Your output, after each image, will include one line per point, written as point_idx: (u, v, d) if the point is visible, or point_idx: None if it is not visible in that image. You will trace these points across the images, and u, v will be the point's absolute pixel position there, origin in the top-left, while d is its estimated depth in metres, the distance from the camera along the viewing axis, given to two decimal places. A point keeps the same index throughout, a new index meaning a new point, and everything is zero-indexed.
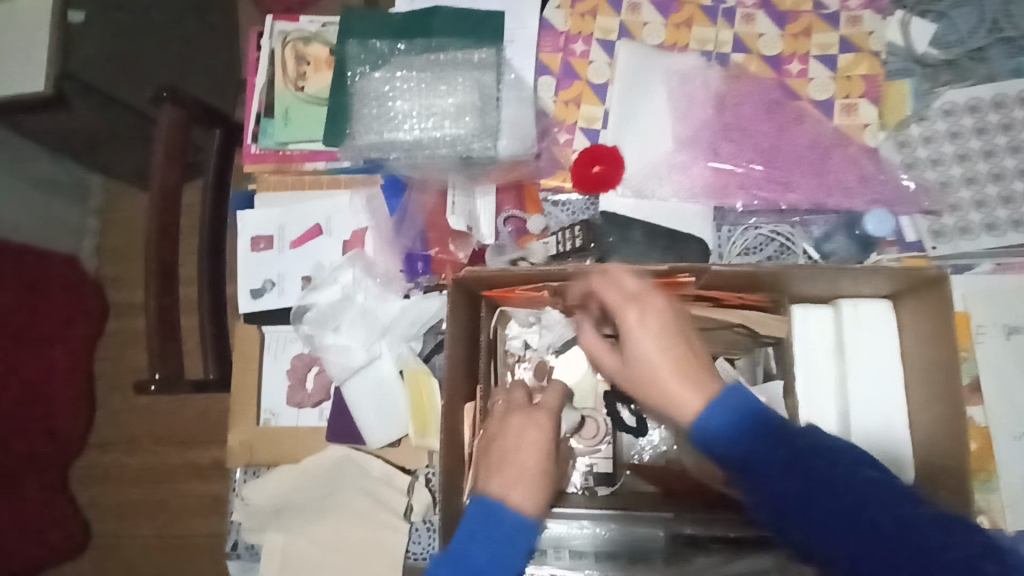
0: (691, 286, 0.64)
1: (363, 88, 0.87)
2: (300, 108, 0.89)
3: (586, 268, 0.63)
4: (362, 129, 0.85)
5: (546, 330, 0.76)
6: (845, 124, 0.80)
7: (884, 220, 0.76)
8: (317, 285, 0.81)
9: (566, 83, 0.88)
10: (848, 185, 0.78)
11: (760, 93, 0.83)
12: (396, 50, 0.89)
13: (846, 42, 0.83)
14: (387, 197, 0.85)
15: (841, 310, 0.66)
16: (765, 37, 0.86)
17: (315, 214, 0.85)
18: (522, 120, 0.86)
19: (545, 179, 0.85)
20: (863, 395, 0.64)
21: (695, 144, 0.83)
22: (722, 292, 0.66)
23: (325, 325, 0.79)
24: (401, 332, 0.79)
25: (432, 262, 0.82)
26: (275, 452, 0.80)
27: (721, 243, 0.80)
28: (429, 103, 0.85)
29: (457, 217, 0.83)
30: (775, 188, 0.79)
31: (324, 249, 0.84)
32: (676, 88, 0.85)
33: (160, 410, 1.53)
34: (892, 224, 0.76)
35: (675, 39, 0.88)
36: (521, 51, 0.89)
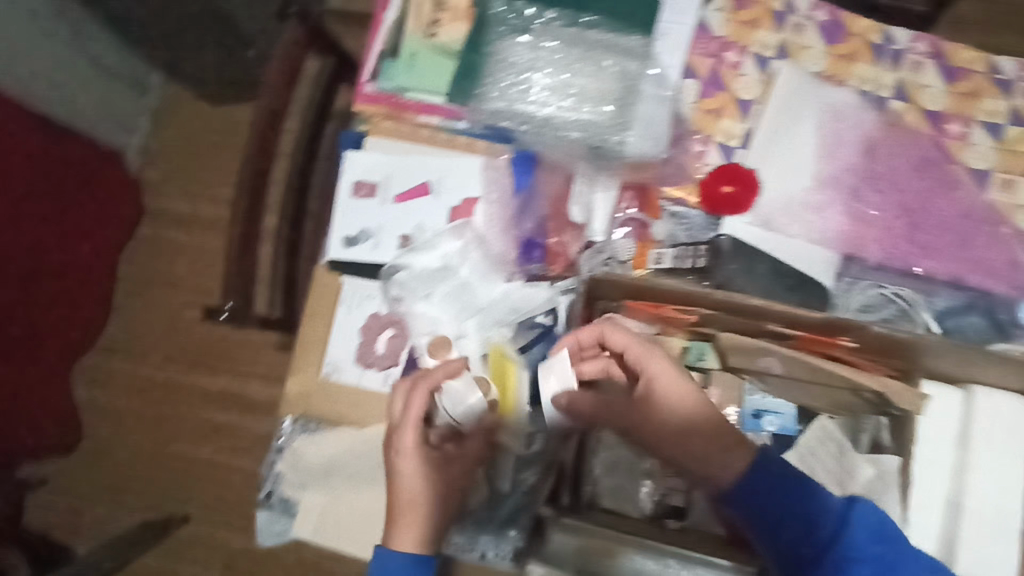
0: (841, 345, 0.63)
1: (502, 51, 0.82)
2: (429, 56, 0.84)
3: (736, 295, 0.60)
4: (494, 93, 0.80)
5: None
6: (1001, 200, 0.76)
7: None
8: (416, 247, 0.75)
9: (710, 92, 0.83)
10: (995, 265, 0.74)
11: (914, 150, 0.79)
12: (544, 17, 0.83)
13: (1015, 115, 0.79)
14: (516, 172, 0.79)
15: (973, 397, 0.64)
16: (930, 90, 0.82)
17: (426, 171, 0.78)
18: (659, 119, 0.81)
19: (669, 188, 0.80)
20: (982, 491, 0.62)
21: (836, 187, 0.78)
22: (863, 359, 0.64)
23: (416, 291, 0.75)
24: (496, 316, 0.73)
25: (547, 251, 0.77)
26: (336, 407, 0.75)
27: (839, 294, 0.76)
28: (570, 84, 0.80)
29: (578, 209, 0.79)
30: (913, 250, 0.75)
31: (428, 211, 0.77)
32: (827, 123, 0.81)
33: (179, 327, 1.47)
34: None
35: (834, 70, 0.83)
36: (672, 47, 0.84)
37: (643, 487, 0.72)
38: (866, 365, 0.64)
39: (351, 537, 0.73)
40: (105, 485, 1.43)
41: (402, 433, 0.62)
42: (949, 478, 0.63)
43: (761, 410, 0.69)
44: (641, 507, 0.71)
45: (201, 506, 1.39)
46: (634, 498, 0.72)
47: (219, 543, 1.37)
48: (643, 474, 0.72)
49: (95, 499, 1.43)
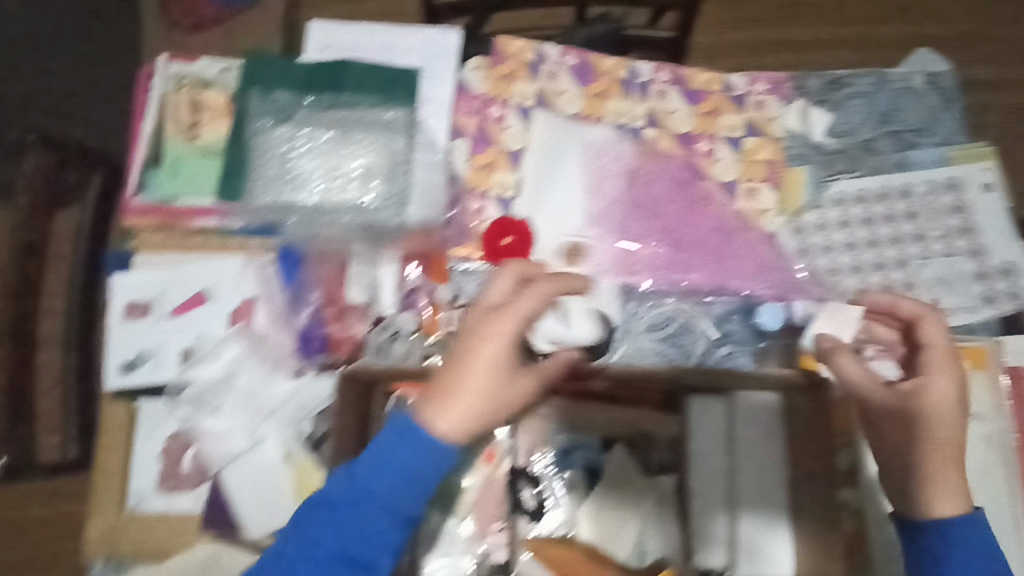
0: None
1: (266, 145, 0.81)
2: (193, 160, 0.82)
3: None
4: (263, 188, 0.80)
5: None
6: (747, 208, 0.83)
7: (777, 312, 0.79)
8: (199, 360, 0.73)
9: (480, 148, 0.86)
10: (747, 270, 0.82)
11: (669, 172, 0.85)
12: (302, 104, 0.83)
13: (752, 126, 0.86)
14: (281, 270, 0.77)
15: (732, 402, 0.70)
16: (677, 114, 0.88)
17: (199, 279, 0.76)
18: (434, 185, 0.84)
19: (454, 249, 0.83)
20: (751, 488, 0.68)
21: (606, 221, 0.83)
22: None
23: (205, 406, 0.73)
24: (290, 415, 0.72)
25: (327, 341, 0.75)
26: (143, 545, 0.71)
27: (628, 319, 0.81)
28: (335, 167, 0.80)
29: (357, 289, 0.78)
30: (679, 268, 0.81)
31: (208, 320, 0.75)
32: (589, 160, 0.85)
33: None
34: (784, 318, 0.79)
35: (592, 109, 0.88)
36: (435, 111, 0.86)
37: (468, 557, 0.70)
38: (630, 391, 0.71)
39: None
40: None
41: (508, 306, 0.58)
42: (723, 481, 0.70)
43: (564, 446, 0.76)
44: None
45: None
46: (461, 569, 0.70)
47: None
48: (465, 543, 0.70)
49: None
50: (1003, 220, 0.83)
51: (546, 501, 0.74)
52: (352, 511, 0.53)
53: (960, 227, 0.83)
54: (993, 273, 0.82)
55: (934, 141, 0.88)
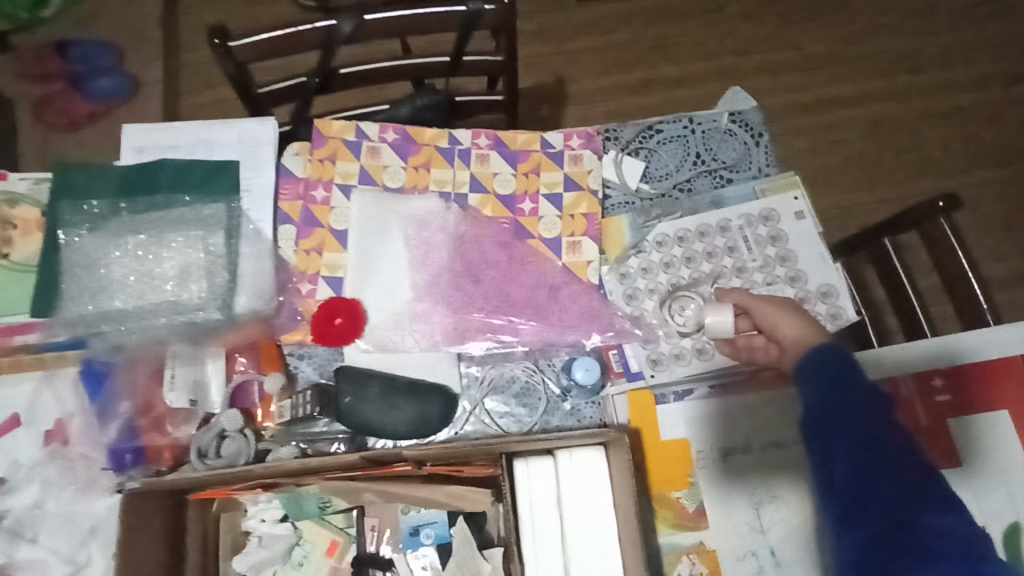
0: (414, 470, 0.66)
1: (77, 255, 0.81)
2: (6, 279, 0.81)
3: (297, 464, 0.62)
4: (73, 300, 0.78)
5: (251, 555, 0.70)
6: (572, 262, 0.85)
7: (591, 367, 0.79)
8: (8, 489, 0.71)
9: (307, 231, 0.87)
10: (573, 319, 0.82)
11: (493, 234, 0.87)
12: (117, 210, 0.83)
13: (570, 180, 0.89)
14: (87, 385, 0.75)
15: (558, 460, 0.69)
16: (500, 176, 0.90)
17: (12, 403, 0.75)
18: (261, 274, 0.84)
19: (285, 335, 0.81)
20: (585, 544, 0.67)
21: (434, 292, 0.84)
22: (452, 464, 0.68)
23: (22, 535, 0.70)
24: (110, 534, 0.70)
25: (145, 451, 0.73)
26: None
27: (467, 386, 0.81)
28: (150, 270, 0.80)
29: (176, 393, 0.75)
30: (509, 331, 0.82)
31: (20, 445, 0.73)
32: (413, 233, 0.87)
33: None
34: (599, 368, 0.79)
35: (415, 181, 0.90)
36: (258, 201, 0.87)
37: None
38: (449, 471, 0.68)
39: None
40: None
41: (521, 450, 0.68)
42: (555, 544, 0.68)
43: (418, 524, 0.74)
44: None
45: None
46: None
47: None
48: None
49: None
50: (817, 245, 0.86)
51: None
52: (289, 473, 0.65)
53: (779, 255, 0.86)
54: (814, 297, 0.84)
55: (748, 175, 0.91)
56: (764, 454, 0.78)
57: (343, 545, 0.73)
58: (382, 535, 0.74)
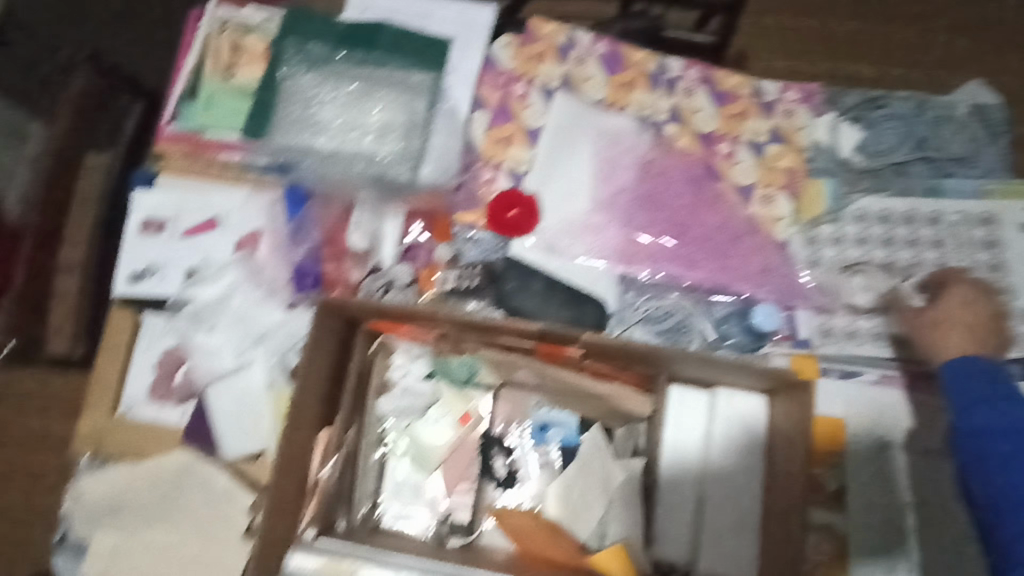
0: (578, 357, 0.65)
1: (290, 89, 0.83)
2: (225, 98, 0.84)
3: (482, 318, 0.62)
4: (282, 130, 0.81)
5: (395, 400, 0.74)
6: (761, 213, 0.81)
7: (771, 314, 0.77)
8: (200, 279, 0.77)
9: (500, 121, 0.86)
10: (751, 271, 0.79)
11: (683, 169, 0.83)
12: (334, 57, 0.85)
13: (777, 132, 0.85)
14: (289, 205, 0.81)
15: (715, 398, 0.68)
16: (701, 113, 0.86)
17: (215, 207, 0.81)
18: (450, 149, 0.84)
19: (460, 213, 0.83)
20: (722, 485, 0.66)
21: (612, 208, 0.82)
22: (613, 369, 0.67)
23: (200, 323, 0.76)
24: (277, 344, 0.75)
25: (322, 279, 0.78)
26: (126, 445, 0.76)
27: (623, 308, 0.79)
28: (356, 119, 0.82)
29: (359, 235, 0.81)
30: (680, 264, 0.79)
31: (214, 245, 0.79)
32: (602, 149, 0.85)
33: None
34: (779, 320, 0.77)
35: (616, 98, 0.88)
36: (462, 81, 0.87)
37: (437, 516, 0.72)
38: (607, 373, 0.67)
39: None
40: None
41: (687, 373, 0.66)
42: (693, 473, 0.67)
43: (547, 422, 0.76)
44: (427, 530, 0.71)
45: None
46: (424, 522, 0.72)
47: None
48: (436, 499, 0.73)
49: None
50: None
51: (517, 470, 0.74)
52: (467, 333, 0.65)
53: (989, 263, 0.79)
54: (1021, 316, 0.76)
55: (973, 172, 0.84)
56: (925, 459, 0.72)
57: (476, 419, 0.75)
58: (513, 426, 0.76)
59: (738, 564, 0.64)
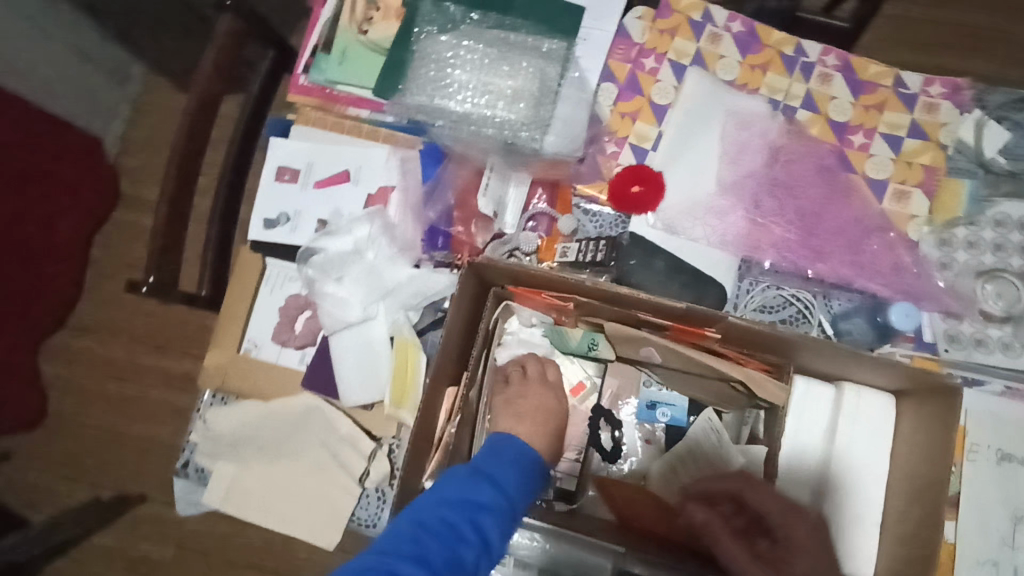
0: (711, 339, 0.65)
1: (426, 48, 0.85)
2: (358, 51, 0.87)
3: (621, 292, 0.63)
4: (416, 88, 0.84)
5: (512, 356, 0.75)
6: (893, 210, 0.79)
7: (909, 315, 0.75)
8: (331, 231, 0.80)
9: (627, 95, 0.86)
10: (879, 269, 0.77)
11: (814, 157, 0.82)
12: (468, 19, 0.86)
13: (917, 126, 0.81)
14: (424, 163, 0.83)
15: (842, 393, 0.68)
16: (837, 101, 0.84)
17: (346, 160, 0.84)
18: (577, 120, 0.84)
19: (582, 185, 0.83)
20: (842, 479, 0.66)
21: (738, 191, 0.81)
22: (743, 355, 0.67)
23: (328, 273, 0.79)
24: (401, 299, 0.77)
25: (452, 240, 0.81)
26: (250, 382, 0.79)
27: (739, 295, 0.78)
28: (489, 83, 0.83)
29: (487, 201, 0.81)
30: (805, 255, 0.78)
31: (345, 197, 0.82)
32: (731, 131, 0.83)
33: (124, 299, 1.39)
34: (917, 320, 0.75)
35: (747, 79, 0.86)
36: (592, 52, 0.87)
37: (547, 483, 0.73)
38: (736, 358, 0.67)
39: (254, 507, 0.77)
40: (69, 462, 1.36)
41: (812, 362, 0.66)
42: (814, 467, 0.67)
43: (655, 401, 0.75)
44: (537, 496, 0.73)
45: (161, 485, 1.33)
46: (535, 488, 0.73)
47: (171, 523, 1.31)
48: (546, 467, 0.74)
49: (59, 476, 1.36)
50: None
51: (623, 444, 0.75)
52: (602, 306, 0.66)
53: None
54: None
55: None
56: None
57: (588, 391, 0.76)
58: (621, 403, 0.76)
59: (856, 560, 0.64)
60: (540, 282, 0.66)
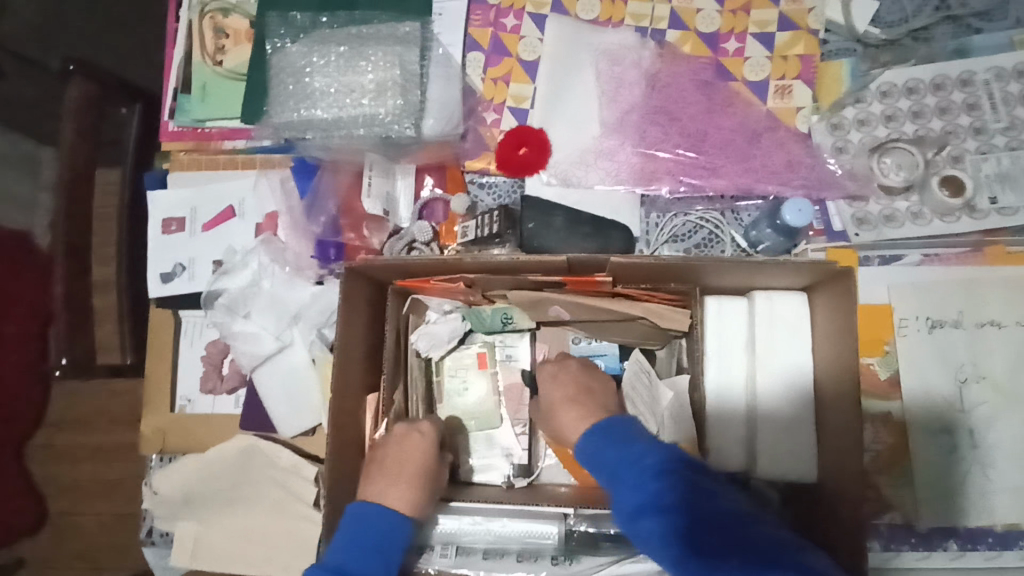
0: (609, 284, 0.64)
1: (281, 63, 0.83)
2: (219, 83, 0.86)
3: (503, 259, 0.61)
4: (279, 107, 0.81)
5: (429, 339, 0.72)
6: (778, 107, 0.77)
7: (802, 209, 0.69)
8: (227, 270, 0.78)
9: (496, 59, 0.84)
10: (775, 169, 0.75)
11: (690, 73, 0.79)
12: (319, 23, 0.84)
13: (785, 19, 0.79)
14: (298, 179, 0.82)
15: (754, 302, 0.66)
16: (703, 13, 0.81)
17: (227, 196, 0.82)
18: (448, 97, 0.82)
19: (469, 160, 0.81)
20: (772, 389, 0.65)
21: (622, 129, 0.79)
22: (646, 292, 0.66)
23: (236, 312, 0.77)
24: (312, 320, 0.76)
25: (345, 248, 0.78)
26: (189, 438, 0.79)
27: (649, 229, 0.78)
28: (351, 82, 0.81)
29: (372, 201, 0.79)
30: (701, 174, 0.76)
31: (236, 232, 0.81)
32: (604, 68, 0.81)
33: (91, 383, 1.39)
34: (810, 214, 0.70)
35: (610, 14, 0.83)
36: (450, 25, 0.85)
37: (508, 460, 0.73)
38: (640, 297, 0.66)
39: (225, 557, 0.76)
40: (78, 555, 1.36)
41: (715, 281, 0.65)
42: (744, 382, 0.66)
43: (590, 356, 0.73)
44: (507, 478, 0.72)
45: None
46: (501, 470, 0.73)
47: None
48: (503, 445, 0.73)
49: (73, 570, 1.36)
50: None
51: None
52: (494, 278, 0.64)
53: None
54: None
55: (1005, 24, 0.76)
56: (978, 332, 0.70)
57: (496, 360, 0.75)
58: None
59: (799, 464, 0.64)
60: (424, 268, 0.64)
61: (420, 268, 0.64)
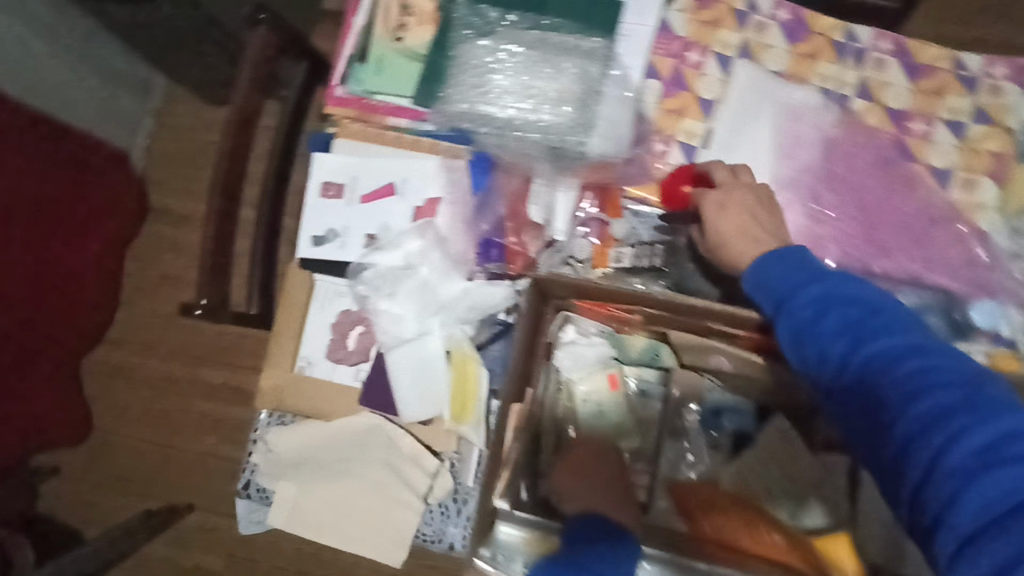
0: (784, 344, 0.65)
1: (465, 54, 0.83)
2: (396, 59, 0.85)
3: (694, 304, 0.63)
4: (457, 96, 0.82)
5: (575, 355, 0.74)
6: (961, 199, 0.76)
7: (993, 312, 0.73)
8: (381, 247, 0.80)
9: (673, 92, 0.83)
10: (946, 261, 0.74)
11: (873, 147, 0.79)
12: (505, 21, 0.84)
13: (981, 112, 0.78)
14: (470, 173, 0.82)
15: None
16: (893, 88, 0.80)
17: (391, 172, 0.83)
18: (622, 118, 0.81)
19: (632, 187, 0.81)
20: None
21: (794, 187, 0.78)
22: None
23: (381, 289, 0.78)
24: (457, 314, 0.77)
25: (505, 251, 0.80)
26: (307, 402, 0.79)
27: None
28: (531, 85, 0.81)
29: (537, 209, 0.82)
30: (870, 250, 0.75)
31: (393, 211, 0.82)
32: (786, 125, 0.80)
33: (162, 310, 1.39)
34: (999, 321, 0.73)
35: (798, 69, 0.83)
36: (634, 47, 0.83)
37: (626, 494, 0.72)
38: None
39: (319, 526, 0.77)
40: (117, 476, 1.37)
41: None
42: None
43: (722, 406, 0.74)
44: None
45: (208, 496, 1.33)
46: None
47: (223, 531, 1.32)
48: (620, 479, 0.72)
49: (108, 489, 1.37)
50: None
51: (688, 453, 0.74)
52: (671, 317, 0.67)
53: None
54: None
55: None
56: None
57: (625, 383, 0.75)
58: (687, 410, 0.75)
59: None
60: (609, 296, 0.65)
61: (602, 294, 0.66)
